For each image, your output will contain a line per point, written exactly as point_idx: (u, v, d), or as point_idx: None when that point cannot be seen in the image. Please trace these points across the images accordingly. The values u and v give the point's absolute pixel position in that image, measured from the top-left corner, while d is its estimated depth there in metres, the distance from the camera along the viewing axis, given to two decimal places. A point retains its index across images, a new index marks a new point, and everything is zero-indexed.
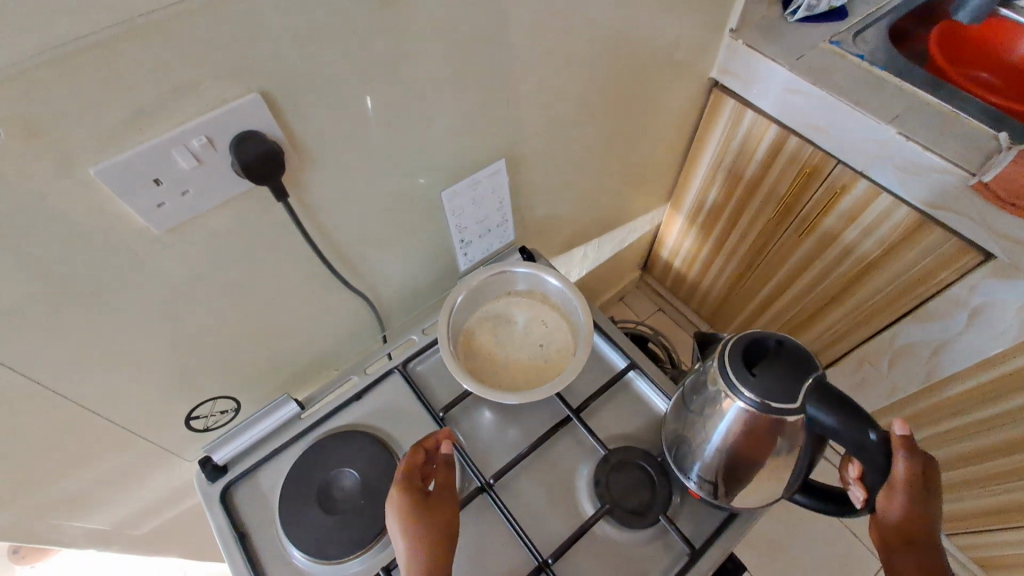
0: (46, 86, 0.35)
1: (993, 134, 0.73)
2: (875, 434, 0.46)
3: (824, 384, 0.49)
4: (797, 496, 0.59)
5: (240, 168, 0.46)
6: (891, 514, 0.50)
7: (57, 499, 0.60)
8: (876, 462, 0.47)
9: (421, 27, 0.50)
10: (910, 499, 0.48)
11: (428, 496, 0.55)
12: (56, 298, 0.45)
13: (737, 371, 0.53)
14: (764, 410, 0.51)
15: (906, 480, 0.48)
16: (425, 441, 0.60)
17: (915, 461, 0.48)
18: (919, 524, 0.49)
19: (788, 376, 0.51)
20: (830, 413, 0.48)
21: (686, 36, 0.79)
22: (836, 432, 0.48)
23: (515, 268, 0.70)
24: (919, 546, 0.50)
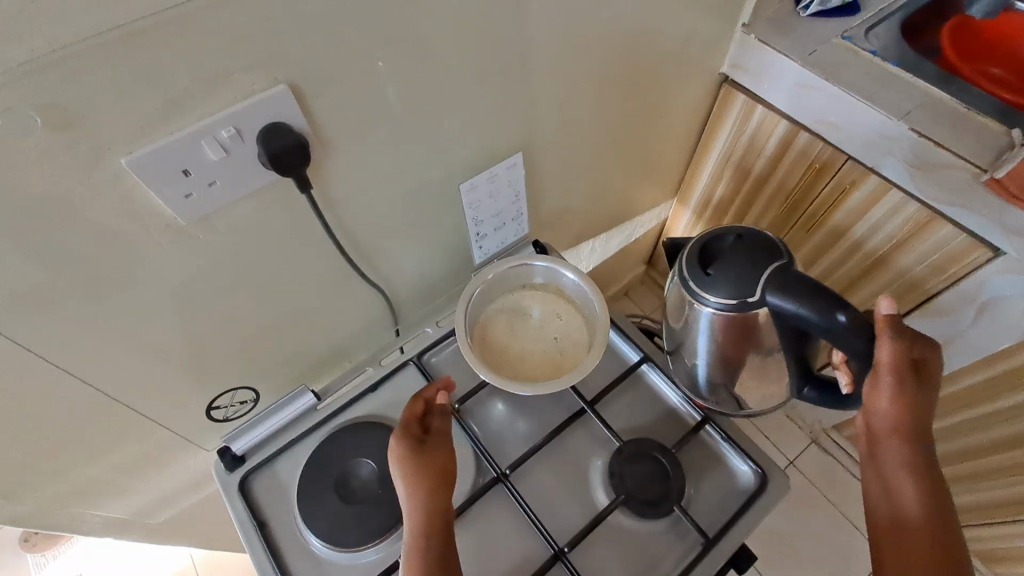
0: (78, 76, 0.36)
1: (1005, 132, 0.73)
2: (844, 316, 0.51)
3: (774, 273, 0.56)
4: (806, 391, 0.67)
5: (267, 160, 0.46)
6: (880, 401, 0.55)
7: (79, 487, 0.61)
8: (849, 339, 0.52)
9: (443, 19, 0.50)
10: (895, 381, 0.53)
11: (425, 443, 0.57)
12: (85, 288, 0.46)
13: (701, 281, 0.61)
14: (737, 307, 0.59)
15: (890, 363, 0.53)
16: (424, 391, 0.62)
17: (900, 346, 0.53)
18: (906, 410, 0.54)
19: (741, 267, 0.59)
20: (789, 299, 0.54)
21: (700, 31, 0.80)
22: (808, 319, 0.53)
23: (533, 262, 0.71)
24: (906, 431, 0.55)
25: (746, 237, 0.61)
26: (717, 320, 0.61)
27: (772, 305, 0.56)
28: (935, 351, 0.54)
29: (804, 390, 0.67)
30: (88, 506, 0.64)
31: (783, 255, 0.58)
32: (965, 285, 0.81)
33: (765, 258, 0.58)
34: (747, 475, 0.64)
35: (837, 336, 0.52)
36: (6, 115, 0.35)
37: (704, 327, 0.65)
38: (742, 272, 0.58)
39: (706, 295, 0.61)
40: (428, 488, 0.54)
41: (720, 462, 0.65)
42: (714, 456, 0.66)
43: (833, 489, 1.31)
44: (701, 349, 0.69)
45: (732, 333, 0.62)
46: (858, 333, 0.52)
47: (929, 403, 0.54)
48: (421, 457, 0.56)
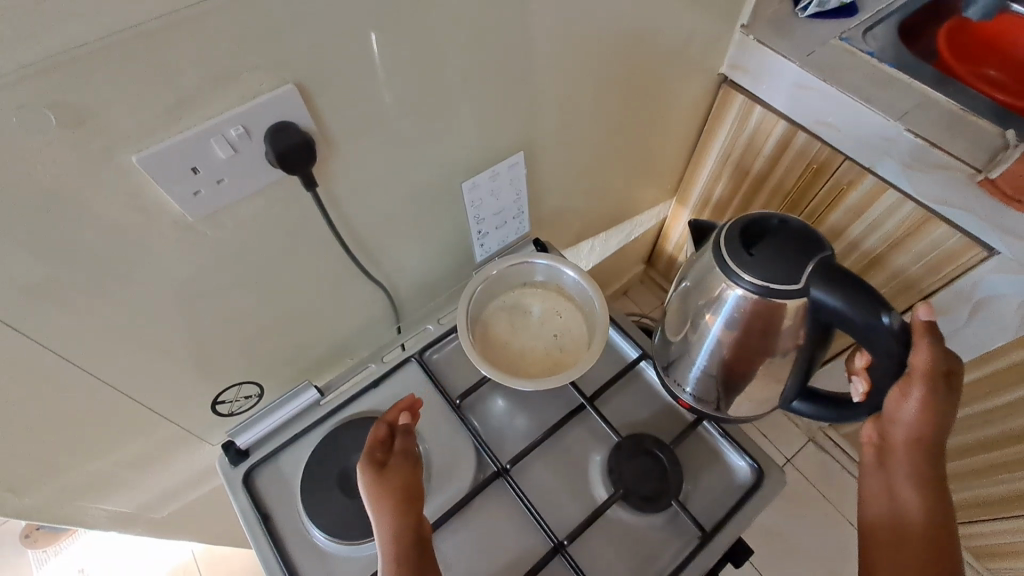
0: (92, 74, 0.36)
1: (1000, 133, 0.74)
2: (889, 317, 0.52)
3: (823, 267, 0.55)
4: (796, 403, 0.69)
5: (274, 158, 0.47)
6: (907, 407, 0.54)
7: (85, 480, 0.62)
8: (889, 346, 0.52)
9: (447, 20, 0.50)
10: (928, 389, 0.52)
11: (386, 467, 0.56)
12: (93, 283, 0.47)
13: (741, 260, 0.58)
14: (767, 293, 0.56)
15: (926, 369, 0.52)
16: (386, 413, 0.60)
17: (938, 353, 0.52)
18: (932, 420, 0.53)
19: (786, 254, 0.57)
20: (835, 292, 0.54)
21: (699, 31, 0.81)
22: (850, 317, 0.53)
23: (534, 259, 0.72)
24: (925, 442, 0.54)
25: (791, 224, 0.59)
26: (745, 305, 0.59)
27: (813, 297, 0.55)
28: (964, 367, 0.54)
29: (794, 402, 0.69)
30: (94, 500, 0.65)
31: (827, 248, 0.57)
32: (959, 284, 0.82)
33: (811, 247, 0.57)
34: (743, 471, 0.65)
35: (875, 338, 0.53)
36: (21, 112, 0.36)
37: (721, 321, 0.63)
38: (784, 258, 0.56)
39: (742, 276, 0.58)
40: (389, 512, 0.53)
41: (717, 458, 0.66)
42: (711, 452, 0.67)
43: (829, 487, 1.33)
44: (706, 349, 0.68)
45: (753, 324, 0.61)
46: (898, 337, 0.52)
47: (952, 417, 0.54)
48: (382, 482, 0.54)
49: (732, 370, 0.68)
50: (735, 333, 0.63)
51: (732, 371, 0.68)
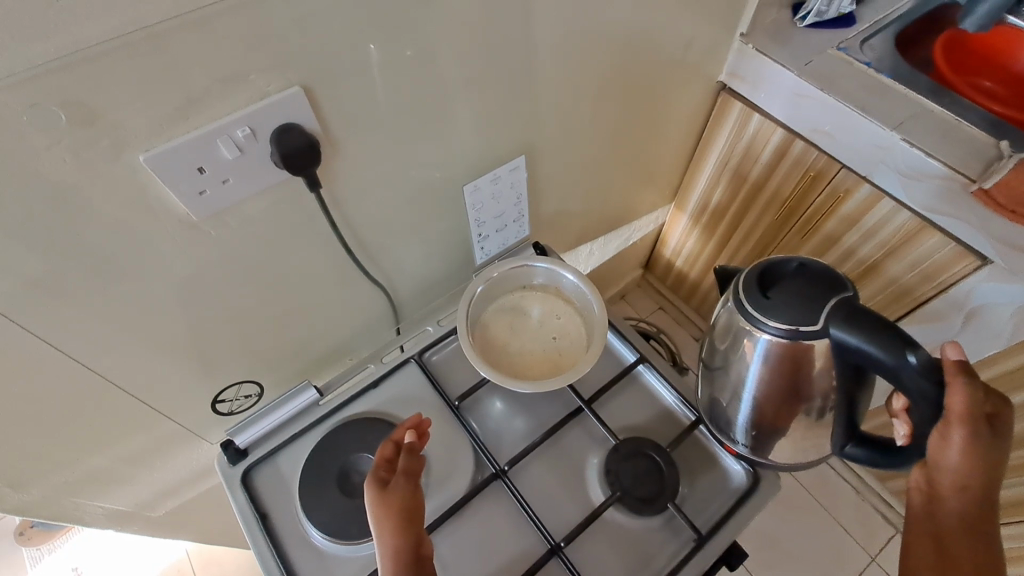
0: (103, 73, 0.37)
1: (995, 143, 0.75)
2: (914, 356, 0.48)
3: (843, 305, 0.53)
4: (851, 449, 0.63)
5: (279, 159, 0.48)
6: (947, 454, 0.49)
7: (84, 476, 0.62)
8: (918, 384, 0.48)
9: (451, 24, 0.51)
10: (969, 433, 0.48)
11: (387, 488, 0.55)
12: (97, 280, 0.47)
13: (761, 305, 0.59)
14: (792, 336, 0.57)
15: (966, 413, 0.47)
16: (394, 431, 0.59)
17: (979, 399, 0.47)
18: (976, 466, 0.48)
19: (807, 297, 0.56)
20: (854, 332, 0.51)
21: (699, 39, 0.82)
22: (875, 358, 0.50)
23: (534, 263, 0.72)
24: (971, 489, 0.49)
25: (810, 266, 0.58)
26: (775, 347, 0.59)
27: (833, 338, 0.54)
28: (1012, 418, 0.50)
29: (847, 446, 0.63)
30: (91, 496, 0.65)
31: (848, 288, 0.56)
32: (953, 293, 0.84)
33: (829, 288, 0.56)
34: (739, 474, 0.66)
35: (905, 379, 0.49)
36: (33, 110, 0.36)
37: (758, 353, 0.62)
38: (805, 301, 0.56)
39: (765, 321, 0.58)
40: (387, 532, 0.52)
41: (711, 461, 0.67)
42: (709, 457, 0.67)
43: (823, 492, 1.33)
44: (750, 378, 0.64)
45: (785, 363, 0.60)
46: (929, 377, 0.48)
47: (999, 469, 0.49)
48: (381, 502, 0.54)
49: (764, 405, 0.66)
50: (772, 367, 0.61)
51: (774, 404, 0.65)
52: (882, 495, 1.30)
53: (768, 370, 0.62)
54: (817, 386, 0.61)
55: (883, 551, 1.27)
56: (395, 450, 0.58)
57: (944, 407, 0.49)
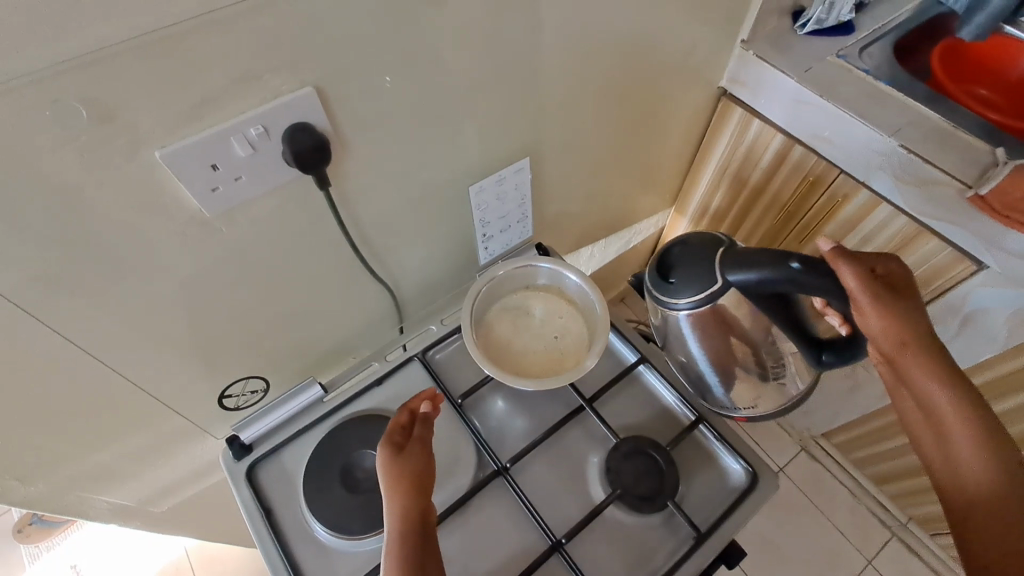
0: (123, 71, 0.38)
1: (990, 150, 0.77)
2: (795, 261, 0.53)
3: (727, 256, 0.58)
4: (825, 356, 0.60)
5: (291, 158, 0.49)
6: (874, 327, 0.54)
7: (90, 470, 0.63)
8: (813, 280, 0.53)
9: (461, 28, 0.52)
10: (874, 301, 0.53)
11: (401, 452, 0.58)
12: (110, 274, 0.48)
13: (669, 291, 0.62)
14: (709, 298, 0.59)
15: (859, 286, 0.53)
16: (409, 401, 0.63)
17: (857, 269, 0.54)
18: (899, 324, 0.53)
19: (699, 263, 0.60)
20: (746, 268, 0.55)
21: (701, 45, 0.83)
22: (773, 280, 0.54)
23: (537, 263, 0.73)
24: (913, 345, 0.53)
25: (689, 240, 0.63)
26: (701, 317, 0.62)
27: (739, 284, 0.57)
28: (901, 267, 0.57)
29: (824, 356, 0.60)
30: (96, 491, 0.66)
31: (723, 240, 0.62)
32: (949, 297, 0.85)
33: (708, 246, 0.61)
34: (738, 473, 0.66)
35: (806, 280, 0.53)
36: (54, 106, 0.37)
37: (688, 328, 0.64)
38: (698, 267, 0.60)
39: (680, 300, 0.61)
40: (396, 496, 0.55)
41: (711, 461, 0.68)
42: (708, 456, 0.68)
43: (819, 495, 1.34)
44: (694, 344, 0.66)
45: (716, 326, 0.63)
46: (815, 271, 0.53)
47: (916, 312, 0.54)
48: (396, 466, 0.57)
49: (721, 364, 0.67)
50: (707, 333, 0.64)
51: (727, 359, 0.67)
52: (879, 499, 1.30)
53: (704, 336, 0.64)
54: (755, 333, 0.64)
55: (879, 554, 1.27)
56: (410, 418, 0.61)
57: (846, 293, 0.54)
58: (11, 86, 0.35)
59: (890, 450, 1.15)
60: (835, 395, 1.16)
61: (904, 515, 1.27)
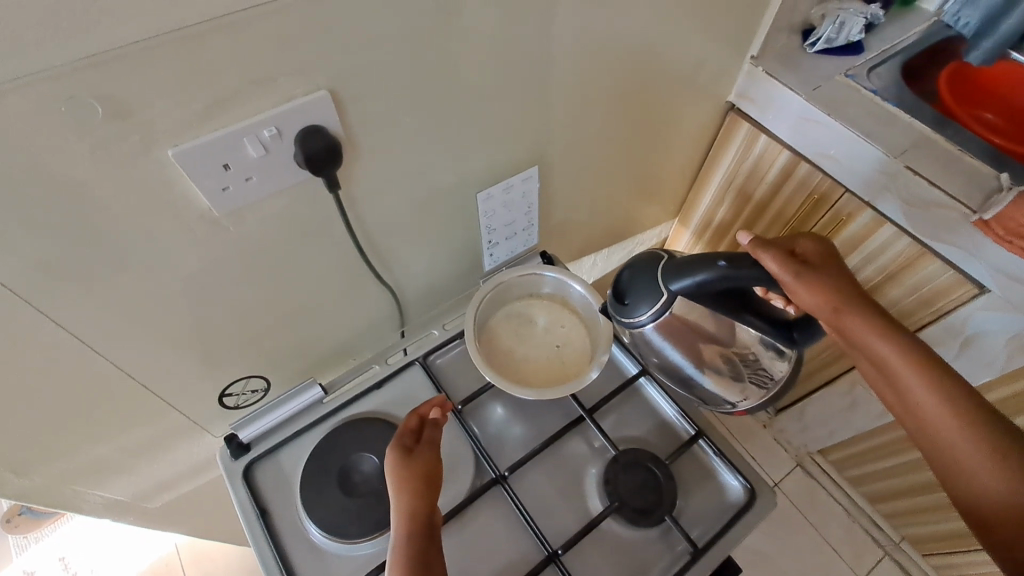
0: (141, 69, 0.38)
1: (994, 175, 0.77)
2: (722, 260, 0.50)
3: (666, 267, 0.54)
4: (796, 336, 0.54)
5: (303, 160, 0.49)
6: (810, 303, 0.53)
7: (85, 464, 0.62)
8: (746, 272, 0.50)
9: (475, 37, 0.53)
10: (803, 280, 0.52)
11: (411, 454, 0.58)
12: (117, 268, 0.47)
13: (626, 312, 0.56)
14: (667, 308, 0.53)
15: (783, 269, 0.51)
16: (419, 406, 0.63)
17: (773, 252, 0.53)
18: (829, 292, 0.52)
19: (643, 278, 0.55)
20: (684, 274, 0.51)
21: (711, 60, 0.84)
22: (714, 281, 0.50)
23: (542, 272, 0.73)
24: (849, 309, 0.52)
25: (632, 260, 0.58)
26: (663, 328, 0.55)
27: (685, 291, 0.52)
28: (806, 236, 0.57)
29: (796, 335, 0.54)
30: (91, 485, 0.65)
31: (662, 253, 0.57)
32: (950, 319, 0.85)
33: (647, 262, 0.57)
34: (735, 490, 0.66)
35: (738, 275, 0.49)
36: (71, 102, 0.37)
37: (658, 338, 0.57)
38: (643, 282, 0.55)
39: (640, 317, 0.55)
40: (404, 499, 0.55)
41: (709, 476, 0.67)
42: (706, 472, 0.68)
43: (813, 511, 1.34)
44: (670, 351, 0.58)
45: (684, 333, 0.56)
46: (742, 264, 0.50)
47: (837, 275, 0.54)
48: (406, 468, 0.57)
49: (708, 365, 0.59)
50: (678, 339, 0.56)
51: (699, 357, 0.58)
52: (873, 518, 1.30)
53: (675, 343, 0.57)
54: (718, 333, 0.56)
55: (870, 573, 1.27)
56: (420, 423, 0.62)
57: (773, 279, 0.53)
58: (27, 80, 0.35)
59: (887, 469, 1.15)
60: (832, 412, 1.16)
61: (898, 535, 1.27)
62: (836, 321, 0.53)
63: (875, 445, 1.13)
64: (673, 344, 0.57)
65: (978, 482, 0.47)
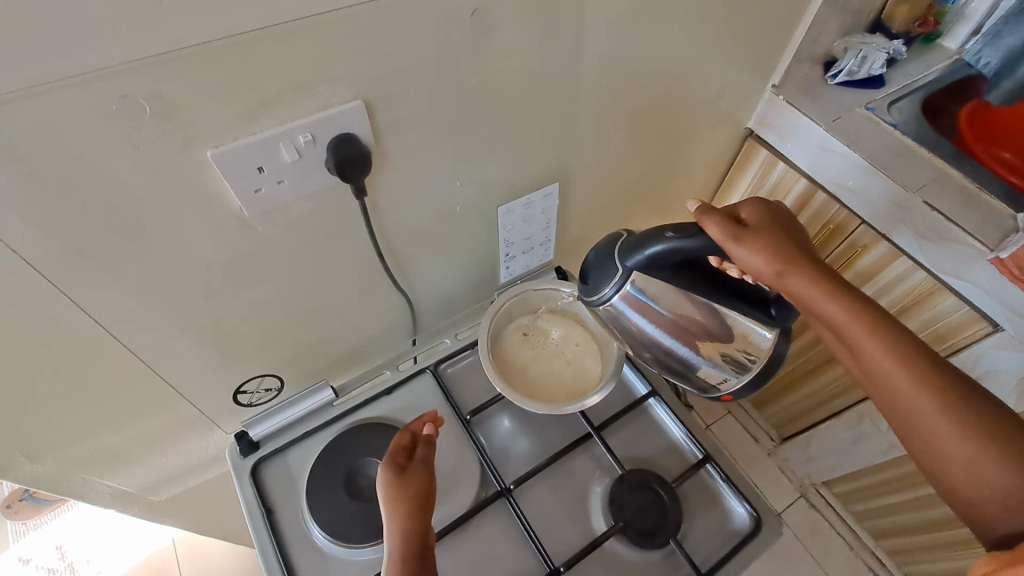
0: (189, 73, 0.40)
1: (1012, 215, 0.77)
2: (668, 231, 0.50)
3: (621, 244, 0.53)
4: (772, 311, 0.53)
5: (334, 166, 0.50)
6: (755, 267, 0.51)
7: (98, 452, 0.63)
8: (692, 238, 0.49)
9: (506, 56, 0.54)
10: (746, 243, 0.50)
11: (404, 472, 0.58)
12: (146, 260, 0.48)
13: (591, 292, 0.55)
14: (627, 281, 0.52)
15: (725, 234, 0.50)
16: (411, 422, 0.63)
17: (712, 217, 0.51)
18: (773, 254, 0.51)
19: (601, 257, 0.54)
20: (636, 250, 0.51)
21: (733, 86, 0.85)
22: (666, 252, 0.50)
23: (559, 288, 0.74)
24: (793, 270, 0.51)
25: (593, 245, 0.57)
26: (632, 305, 0.53)
27: (644, 266, 0.51)
28: (747, 202, 0.56)
29: (773, 310, 0.53)
30: (101, 473, 0.66)
31: (620, 232, 0.56)
32: (963, 356, 0.84)
33: (605, 242, 0.55)
34: (741, 517, 0.66)
35: (687, 244, 0.49)
36: (121, 101, 0.39)
37: (639, 318, 0.54)
38: (602, 260, 0.54)
39: (605, 294, 0.53)
40: (397, 518, 0.55)
41: (715, 501, 0.67)
42: (712, 496, 0.67)
43: (816, 544, 1.31)
44: (652, 329, 0.55)
45: (663, 314, 0.53)
46: (689, 234, 0.50)
47: (779, 236, 0.52)
48: (398, 486, 0.57)
49: (694, 345, 0.56)
50: (658, 318, 0.54)
51: (686, 341, 0.55)
52: (877, 555, 1.27)
53: (657, 322, 0.54)
54: (697, 314, 0.53)
55: None
56: (412, 440, 0.62)
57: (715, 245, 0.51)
58: (85, 78, 0.37)
59: (893, 505, 1.13)
60: (840, 444, 1.15)
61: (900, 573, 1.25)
62: (784, 285, 0.52)
63: (881, 480, 1.12)
64: (654, 321, 0.54)
65: (942, 447, 0.47)
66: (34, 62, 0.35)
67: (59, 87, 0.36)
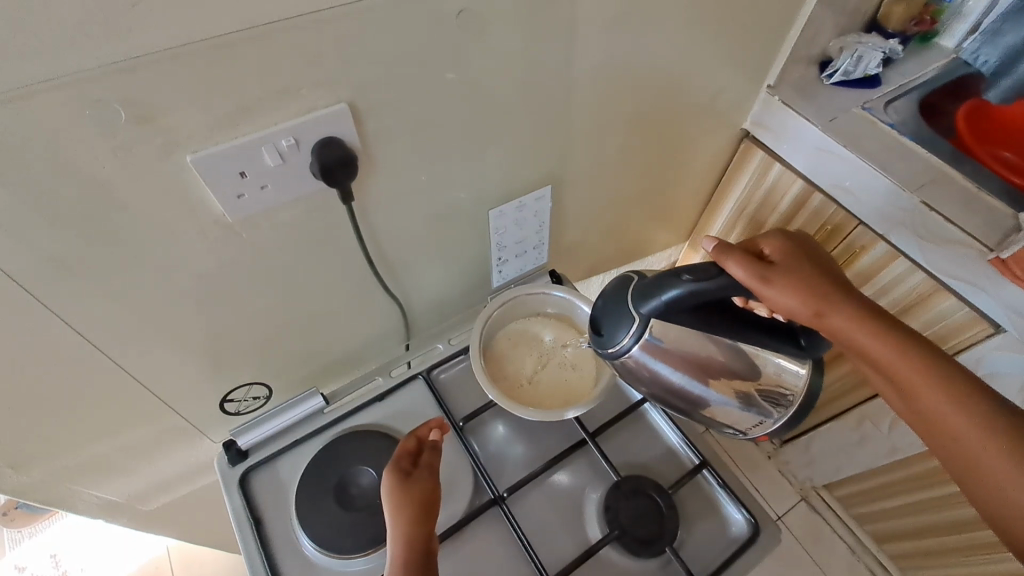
0: (167, 77, 0.39)
1: (1012, 215, 0.76)
2: (684, 275, 0.48)
3: (633, 290, 0.51)
4: (802, 342, 0.52)
5: (319, 170, 0.49)
6: (786, 305, 0.50)
7: (83, 462, 0.62)
8: (712, 282, 0.47)
9: (495, 58, 0.53)
10: (772, 282, 0.49)
11: (409, 477, 0.58)
12: (127, 268, 0.48)
13: (607, 343, 0.52)
14: (644, 329, 0.50)
15: (752, 275, 0.48)
16: (417, 428, 0.62)
17: (736, 257, 0.49)
18: (801, 290, 0.51)
19: (614, 306, 0.52)
20: (652, 297, 0.49)
21: (728, 87, 0.84)
22: (684, 297, 0.47)
23: (550, 291, 0.74)
24: (824, 305, 0.51)
25: (602, 291, 0.55)
26: (654, 352, 0.51)
27: (663, 312, 0.49)
28: (767, 238, 0.55)
29: (802, 339, 0.52)
30: (87, 484, 0.65)
31: (630, 274, 0.54)
32: (963, 358, 0.83)
33: (615, 286, 0.54)
34: (739, 524, 0.65)
35: (706, 287, 0.47)
36: (97, 107, 0.38)
37: (662, 366, 0.52)
38: (615, 309, 0.52)
39: (622, 343, 0.51)
40: (401, 524, 0.55)
41: (712, 508, 0.66)
42: (710, 503, 0.66)
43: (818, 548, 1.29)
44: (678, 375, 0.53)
45: (685, 359, 0.51)
46: (709, 277, 0.48)
47: (805, 271, 0.52)
48: (402, 492, 0.56)
49: (723, 390, 0.54)
50: (682, 364, 0.52)
51: (714, 386, 0.54)
52: (879, 558, 1.26)
53: (681, 368, 0.52)
54: (722, 356, 0.52)
55: None
56: (418, 445, 0.61)
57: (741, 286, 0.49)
58: (59, 84, 0.36)
59: (897, 508, 1.11)
60: (841, 446, 1.14)
61: None
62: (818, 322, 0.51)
63: (884, 483, 1.10)
64: (677, 368, 0.52)
65: (1006, 492, 0.45)
66: (5, 68, 0.34)
67: (31, 93, 0.36)
